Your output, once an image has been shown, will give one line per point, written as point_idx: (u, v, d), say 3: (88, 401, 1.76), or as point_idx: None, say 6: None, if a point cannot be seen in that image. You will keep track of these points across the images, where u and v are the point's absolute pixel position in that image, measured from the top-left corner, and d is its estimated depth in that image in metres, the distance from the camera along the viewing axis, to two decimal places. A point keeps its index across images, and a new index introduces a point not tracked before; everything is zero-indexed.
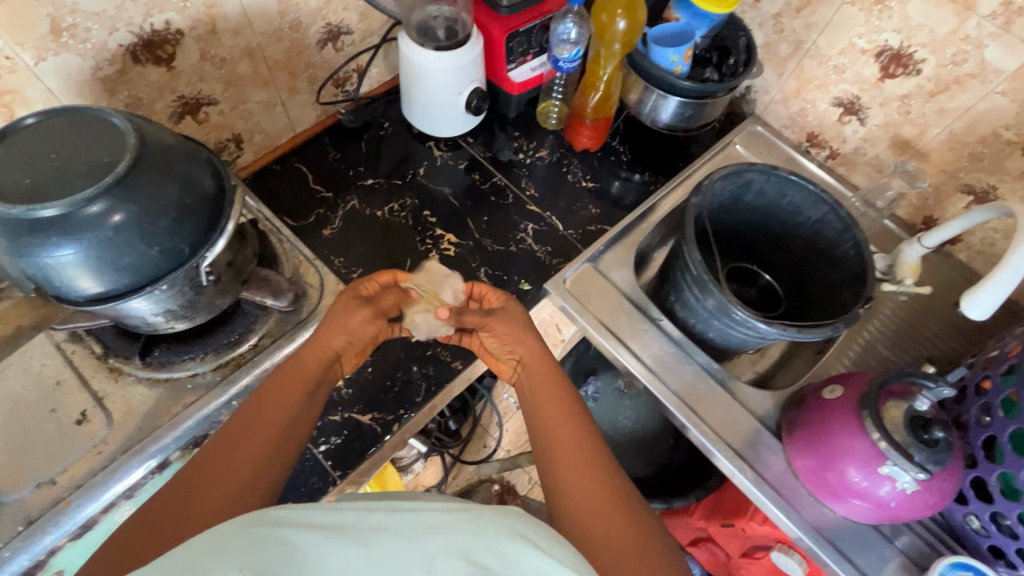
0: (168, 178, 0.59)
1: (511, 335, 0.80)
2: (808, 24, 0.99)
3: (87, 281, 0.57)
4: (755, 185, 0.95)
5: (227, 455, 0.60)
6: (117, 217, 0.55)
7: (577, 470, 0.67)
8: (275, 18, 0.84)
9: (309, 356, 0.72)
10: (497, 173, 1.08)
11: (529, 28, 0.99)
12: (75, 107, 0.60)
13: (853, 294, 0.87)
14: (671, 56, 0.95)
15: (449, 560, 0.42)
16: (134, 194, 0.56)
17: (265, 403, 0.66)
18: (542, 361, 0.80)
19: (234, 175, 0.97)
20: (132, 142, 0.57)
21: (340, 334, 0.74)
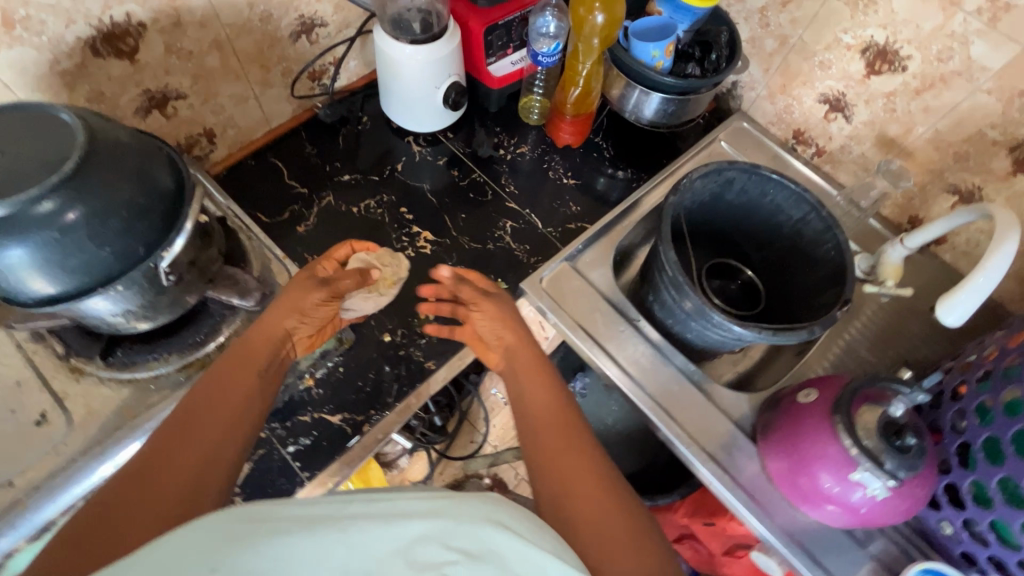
0: (119, 177, 0.57)
1: (496, 322, 0.80)
2: (793, 19, 0.97)
3: (38, 282, 0.56)
4: (736, 183, 0.94)
5: (184, 438, 0.57)
6: (66, 217, 0.54)
7: (563, 455, 0.65)
8: (243, 9, 0.82)
9: (259, 339, 0.71)
10: (476, 169, 1.06)
11: (508, 21, 0.97)
12: (24, 103, 0.59)
13: (833, 296, 0.86)
14: (652, 51, 0.92)
15: (426, 545, 0.42)
16: (82, 193, 0.55)
17: (218, 387, 0.64)
18: (527, 347, 0.79)
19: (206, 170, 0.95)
20: (81, 140, 0.56)
21: (291, 313, 0.73)
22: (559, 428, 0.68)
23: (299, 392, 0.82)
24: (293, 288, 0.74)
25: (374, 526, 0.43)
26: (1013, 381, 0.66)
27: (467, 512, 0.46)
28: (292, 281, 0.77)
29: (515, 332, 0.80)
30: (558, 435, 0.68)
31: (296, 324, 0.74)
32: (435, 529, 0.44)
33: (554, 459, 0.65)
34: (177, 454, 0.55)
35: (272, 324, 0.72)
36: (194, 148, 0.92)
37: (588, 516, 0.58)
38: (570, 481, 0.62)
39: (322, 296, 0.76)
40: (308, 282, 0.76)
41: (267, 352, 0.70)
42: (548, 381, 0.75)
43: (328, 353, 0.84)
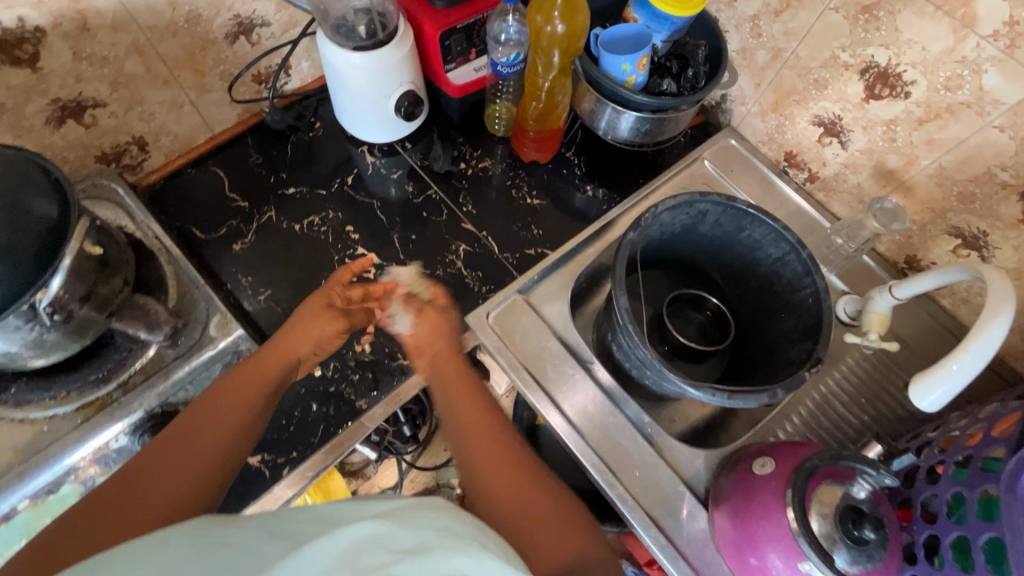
0: None
1: (442, 348, 0.79)
2: (787, 30, 0.86)
3: None
4: (709, 217, 0.86)
5: (180, 451, 0.58)
6: None
7: (507, 464, 0.65)
8: (165, 10, 0.75)
9: (272, 357, 0.72)
10: (433, 186, 0.98)
11: (469, 25, 0.88)
12: None
13: (805, 351, 0.77)
14: (622, 64, 0.83)
15: (370, 552, 0.40)
16: None
17: (218, 401, 0.64)
18: (455, 362, 0.78)
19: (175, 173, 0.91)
20: None
21: (309, 343, 0.76)
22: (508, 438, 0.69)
23: None
24: (311, 318, 0.77)
25: (314, 542, 0.41)
26: (990, 479, 0.58)
27: (410, 519, 0.46)
28: (310, 303, 0.79)
29: (450, 355, 0.78)
30: (501, 447, 0.66)
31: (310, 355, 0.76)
32: (374, 538, 0.42)
33: (501, 467, 0.64)
34: (171, 472, 0.55)
35: (285, 348, 0.74)
36: (123, 157, 0.86)
37: (542, 527, 0.58)
38: (518, 491, 0.62)
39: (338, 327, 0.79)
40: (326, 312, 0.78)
41: (277, 368, 0.72)
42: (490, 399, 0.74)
43: None
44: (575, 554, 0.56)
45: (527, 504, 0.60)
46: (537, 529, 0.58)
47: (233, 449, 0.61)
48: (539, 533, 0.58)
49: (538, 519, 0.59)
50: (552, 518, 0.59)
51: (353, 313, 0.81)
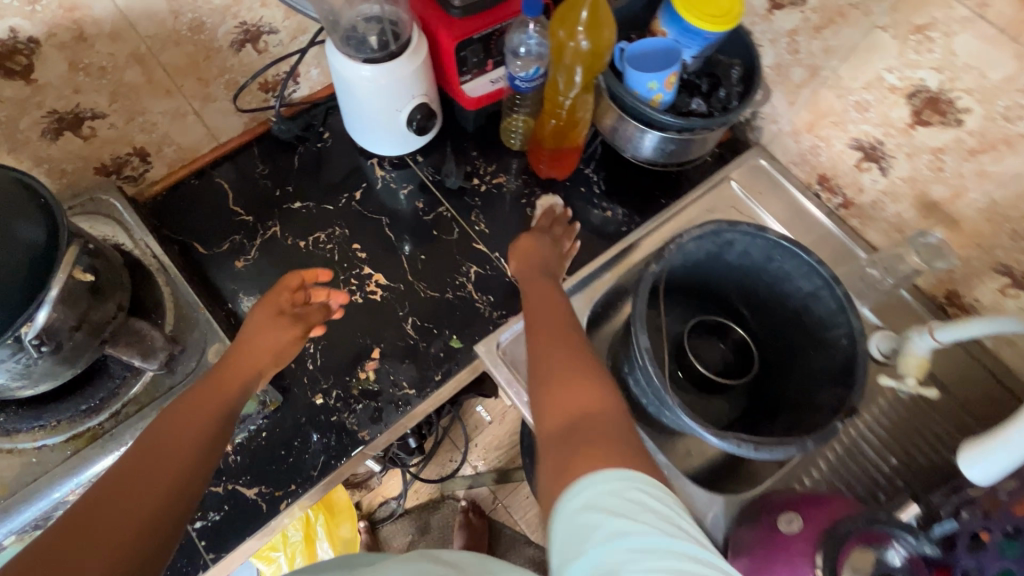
0: None
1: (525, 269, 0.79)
2: (827, 47, 0.80)
3: None
4: (737, 246, 0.80)
5: (166, 444, 0.50)
6: None
7: (565, 362, 0.58)
8: (167, 19, 0.72)
9: (233, 370, 0.64)
10: (444, 202, 0.94)
11: (485, 35, 0.83)
12: None
13: (836, 397, 0.72)
14: (648, 82, 0.78)
15: None
16: None
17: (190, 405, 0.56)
18: (534, 277, 0.77)
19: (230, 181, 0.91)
20: None
21: (268, 353, 0.68)
22: (551, 323, 0.65)
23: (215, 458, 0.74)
24: (266, 327, 0.69)
25: None
26: None
27: None
28: (255, 315, 0.71)
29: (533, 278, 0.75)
30: (548, 326, 0.65)
31: (268, 364, 0.68)
32: None
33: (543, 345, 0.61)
34: (158, 463, 0.48)
35: (251, 357, 0.66)
36: (123, 168, 0.82)
37: (556, 401, 0.54)
38: (547, 369, 0.58)
39: (292, 332, 0.70)
40: (280, 319, 0.70)
41: (241, 381, 0.63)
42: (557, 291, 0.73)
43: (250, 416, 0.75)
44: (582, 412, 0.51)
45: (548, 380, 0.56)
46: (552, 391, 0.55)
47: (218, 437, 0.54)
48: (553, 398, 0.54)
49: (561, 386, 0.55)
50: (570, 383, 0.55)
51: (304, 316, 0.73)
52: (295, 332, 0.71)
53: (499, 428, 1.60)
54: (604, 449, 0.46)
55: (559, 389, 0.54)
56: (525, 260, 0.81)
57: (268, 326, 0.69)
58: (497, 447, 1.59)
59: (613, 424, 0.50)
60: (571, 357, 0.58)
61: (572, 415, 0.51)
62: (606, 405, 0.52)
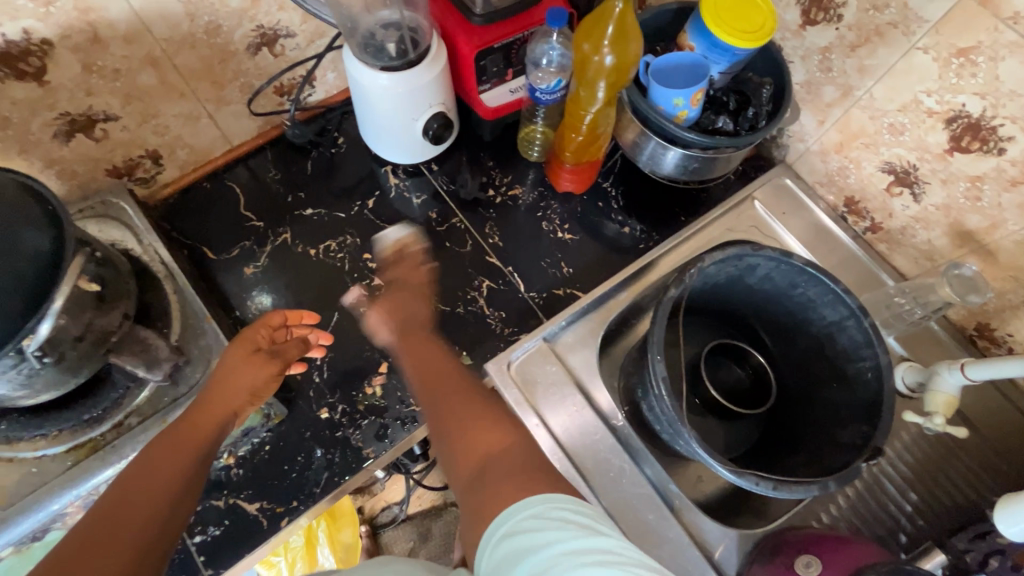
0: None
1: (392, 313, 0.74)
2: (863, 66, 0.77)
3: None
4: (760, 270, 0.77)
5: (140, 473, 0.51)
6: None
7: (471, 415, 0.57)
8: (182, 21, 0.70)
9: (208, 410, 0.60)
10: (458, 213, 0.92)
11: (507, 44, 0.81)
12: None
13: (860, 434, 0.69)
14: (675, 98, 0.75)
15: None
16: None
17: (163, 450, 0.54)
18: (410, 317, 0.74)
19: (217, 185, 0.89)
20: None
21: (245, 391, 0.64)
22: (440, 365, 0.66)
23: (217, 471, 0.72)
24: (241, 365, 0.65)
25: None
26: None
27: None
28: (229, 353, 0.66)
29: (406, 323, 0.72)
30: (437, 372, 0.65)
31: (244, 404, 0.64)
32: None
33: (432, 395, 0.62)
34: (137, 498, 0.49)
35: (220, 397, 0.62)
36: (135, 170, 0.81)
37: (462, 451, 0.54)
38: (450, 417, 0.58)
39: (272, 369, 0.67)
40: (255, 357, 0.66)
41: (218, 421, 0.60)
42: (427, 329, 0.72)
43: (253, 429, 0.73)
44: (483, 459, 0.52)
45: (451, 431, 0.57)
46: (455, 445, 0.55)
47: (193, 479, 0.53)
48: (457, 448, 0.55)
49: (470, 432, 0.55)
50: (477, 428, 0.56)
51: (281, 351, 0.70)
52: (275, 370, 0.67)
53: None
54: (507, 490, 0.47)
55: (467, 435, 0.55)
56: (394, 315, 0.73)
57: (241, 365, 0.65)
58: None
59: (520, 461, 0.51)
60: (468, 401, 0.59)
61: (478, 463, 0.52)
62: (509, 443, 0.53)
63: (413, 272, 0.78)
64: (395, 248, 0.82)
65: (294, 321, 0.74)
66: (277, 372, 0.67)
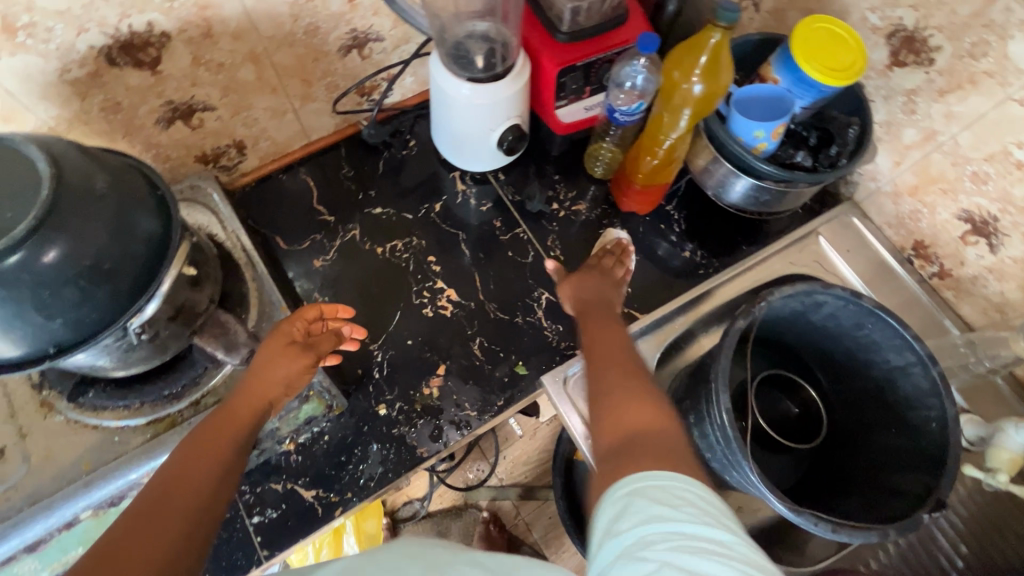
0: (95, 220, 0.50)
1: (590, 285, 0.79)
2: (950, 113, 0.76)
3: None
4: (826, 308, 0.76)
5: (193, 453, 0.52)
6: (50, 255, 0.47)
7: (627, 384, 0.58)
8: (286, 22, 0.72)
9: (247, 399, 0.61)
10: (522, 224, 0.93)
11: (590, 62, 0.82)
12: None
13: (920, 484, 0.68)
14: (756, 130, 0.76)
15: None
16: (61, 236, 0.47)
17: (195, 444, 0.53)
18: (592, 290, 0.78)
19: (293, 177, 0.92)
20: (44, 171, 0.48)
21: (280, 383, 0.64)
22: (617, 338, 0.67)
23: (277, 455, 0.75)
24: (278, 358, 0.65)
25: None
26: None
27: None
28: (267, 345, 0.66)
29: (593, 297, 0.77)
30: (613, 345, 0.66)
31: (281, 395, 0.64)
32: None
33: (607, 360, 0.63)
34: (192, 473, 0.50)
35: (258, 390, 0.62)
36: (221, 158, 0.85)
37: (617, 416, 0.54)
38: (618, 386, 0.58)
39: (305, 363, 0.67)
40: (289, 348, 0.66)
41: (255, 409, 0.61)
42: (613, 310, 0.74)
43: (315, 418, 0.76)
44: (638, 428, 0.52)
45: (618, 395, 0.57)
46: (607, 409, 0.56)
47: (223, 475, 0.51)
48: (614, 413, 0.55)
49: (630, 405, 0.55)
50: (637, 401, 0.55)
51: (315, 344, 0.70)
52: (308, 363, 0.67)
53: (529, 444, 1.51)
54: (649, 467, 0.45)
55: (627, 406, 0.55)
56: (585, 291, 0.78)
57: (278, 356, 0.65)
58: (525, 462, 1.50)
59: (671, 441, 0.49)
60: (637, 375, 0.60)
61: (633, 429, 0.51)
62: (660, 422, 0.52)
63: (613, 264, 0.85)
64: (626, 244, 0.89)
65: (330, 315, 0.74)
66: (309, 366, 0.67)
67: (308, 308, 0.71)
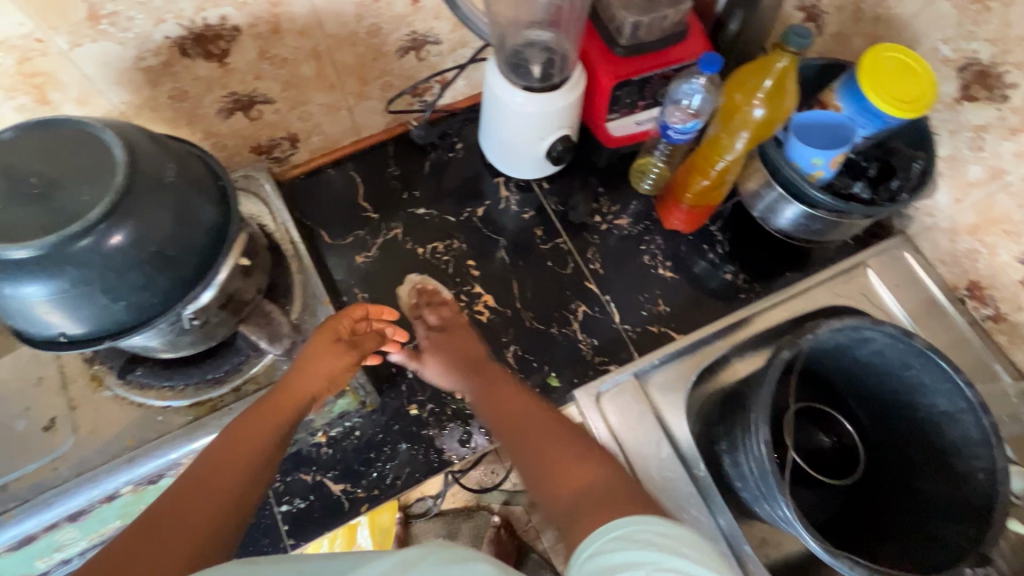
0: (162, 208, 0.51)
1: (451, 351, 0.77)
2: (1021, 153, 0.73)
3: (61, 322, 0.50)
4: (873, 344, 0.74)
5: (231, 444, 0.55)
6: (118, 239, 0.48)
7: (553, 447, 0.59)
8: (350, 21, 0.73)
9: (287, 395, 0.63)
10: (563, 234, 0.93)
11: (645, 78, 0.82)
12: (67, 118, 0.52)
13: (964, 537, 0.67)
14: (813, 158, 0.74)
15: None
16: (130, 223, 0.49)
17: (244, 426, 0.58)
18: (463, 356, 0.76)
19: (340, 171, 0.94)
20: (119, 159, 0.50)
21: (322, 379, 0.66)
22: (520, 394, 0.69)
23: (309, 447, 0.76)
24: (322, 353, 0.68)
25: None
26: None
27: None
28: (314, 341, 0.69)
29: (472, 359, 0.76)
30: (519, 404, 0.67)
31: (322, 390, 0.66)
32: None
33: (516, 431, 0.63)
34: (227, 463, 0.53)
35: (303, 383, 0.65)
36: (274, 150, 0.86)
37: (555, 483, 0.54)
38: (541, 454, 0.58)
39: (345, 361, 0.69)
40: (331, 346, 0.69)
41: (295, 405, 0.63)
42: (486, 364, 0.75)
43: (347, 413, 0.77)
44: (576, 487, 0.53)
45: (542, 465, 0.57)
46: (547, 474, 0.56)
47: (265, 462, 0.55)
48: (549, 483, 0.55)
49: (560, 470, 0.56)
50: (567, 464, 0.56)
51: (360, 343, 0.73)
52: (348, 361, 0.69)
53: None
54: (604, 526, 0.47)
55: (559, 471, 0.55)
56: (453, 357, 0.76)
57: (322, 353, 0.68)
58: None
59: (613, 493, 0.51)
60: (559, 433, 0.61)
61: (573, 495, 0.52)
62: (596, 476, 0.54)
63: (444, 312, 0.82)
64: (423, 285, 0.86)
65: (375, 315, 0.77)
66: (351, 363, 0.69)
67: (354, 309, 0.74)
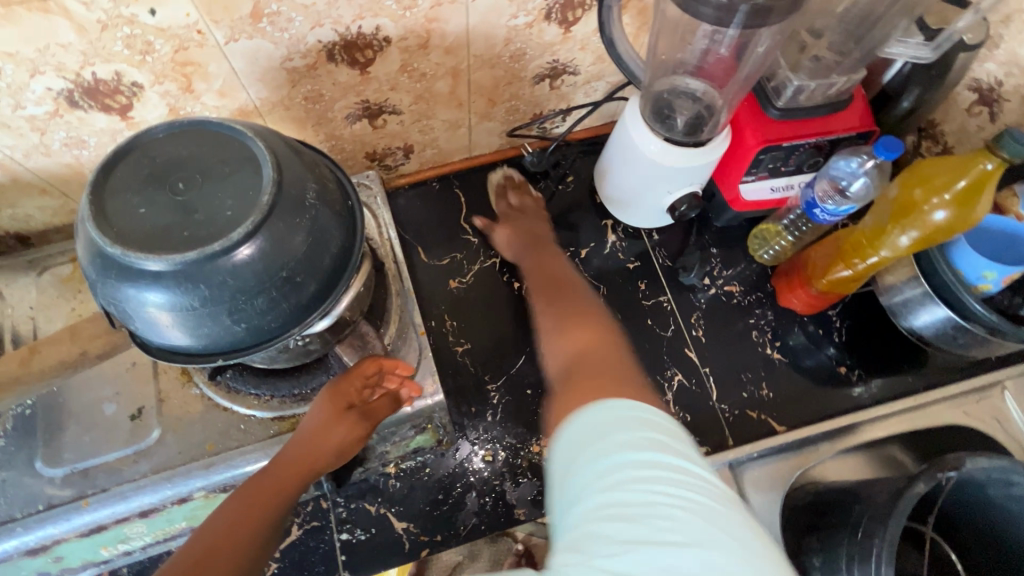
0: (299, 232, 0.48)
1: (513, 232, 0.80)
2: None
3: (177, 335, 0.48)
4: (1014, 489, 0.56)
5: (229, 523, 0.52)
6: (249, 258, 0.45)
7: (577, 323, 0.57)
8: (498, 44, 0.69)
9: (294, 461, 0.57)
10: (667, 292, 0.87)
11: (796, 145, 0.73)
12: (221, 123, 0.50)
13: None
14: (983, 269, 0.67)
15: None
16: (269, 247, 0.46)
17: (248, 499, 0.54)
18: (526, 238, 0.79)
19: (444, 185, 0.90)
20: (268, 176, 0.47)
21: (331, 450, 0.59)
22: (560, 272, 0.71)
23: (376, 476, 0.73)
24: (330, 425, 0.59)
25: None
26: None
27: None
28: (322, 404, 0.60)
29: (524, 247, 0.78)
30: (550, 283, 0.68)
31: (329, 463, 0.59)
32: None
33: (551, 294, 0.65)
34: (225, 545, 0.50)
35: (307, 453, 0.58)
36: (386, 158, 0.84)
37: (562, 341, 0.55)
38: (559, 323, 0.59)
39: (355, 430, 0.60)
40: (340, 415, 0.60)
41: (303, 472, 0.58)
42: (551, 246, 0.78)
43: (421, 449, 0.73)
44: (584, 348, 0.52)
45: (560, 329, 0.57)
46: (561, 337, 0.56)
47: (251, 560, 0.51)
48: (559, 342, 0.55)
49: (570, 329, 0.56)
50: (578, 325, 0.56)
51: (374, 410, 0.62)
52: (357, 434, 0.60)
53: None
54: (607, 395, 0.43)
55: (568, 334, 0.55)
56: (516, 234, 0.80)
57: (328, 423, 0.59)
58: None
59: (613, 358, 0.49)
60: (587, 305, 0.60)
61: (571, 354, 0.51)
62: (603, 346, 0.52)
63: (525, 200, 0.84)
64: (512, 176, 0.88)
65: (387, 369, 0.65)
66: (361, 437, 0.60)
67: (370, 362, 0.63)
